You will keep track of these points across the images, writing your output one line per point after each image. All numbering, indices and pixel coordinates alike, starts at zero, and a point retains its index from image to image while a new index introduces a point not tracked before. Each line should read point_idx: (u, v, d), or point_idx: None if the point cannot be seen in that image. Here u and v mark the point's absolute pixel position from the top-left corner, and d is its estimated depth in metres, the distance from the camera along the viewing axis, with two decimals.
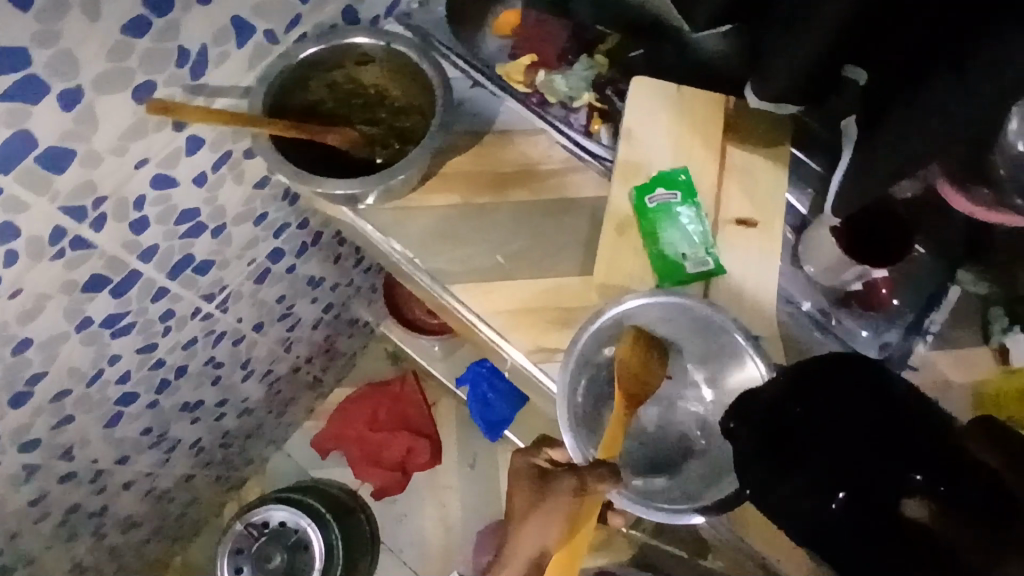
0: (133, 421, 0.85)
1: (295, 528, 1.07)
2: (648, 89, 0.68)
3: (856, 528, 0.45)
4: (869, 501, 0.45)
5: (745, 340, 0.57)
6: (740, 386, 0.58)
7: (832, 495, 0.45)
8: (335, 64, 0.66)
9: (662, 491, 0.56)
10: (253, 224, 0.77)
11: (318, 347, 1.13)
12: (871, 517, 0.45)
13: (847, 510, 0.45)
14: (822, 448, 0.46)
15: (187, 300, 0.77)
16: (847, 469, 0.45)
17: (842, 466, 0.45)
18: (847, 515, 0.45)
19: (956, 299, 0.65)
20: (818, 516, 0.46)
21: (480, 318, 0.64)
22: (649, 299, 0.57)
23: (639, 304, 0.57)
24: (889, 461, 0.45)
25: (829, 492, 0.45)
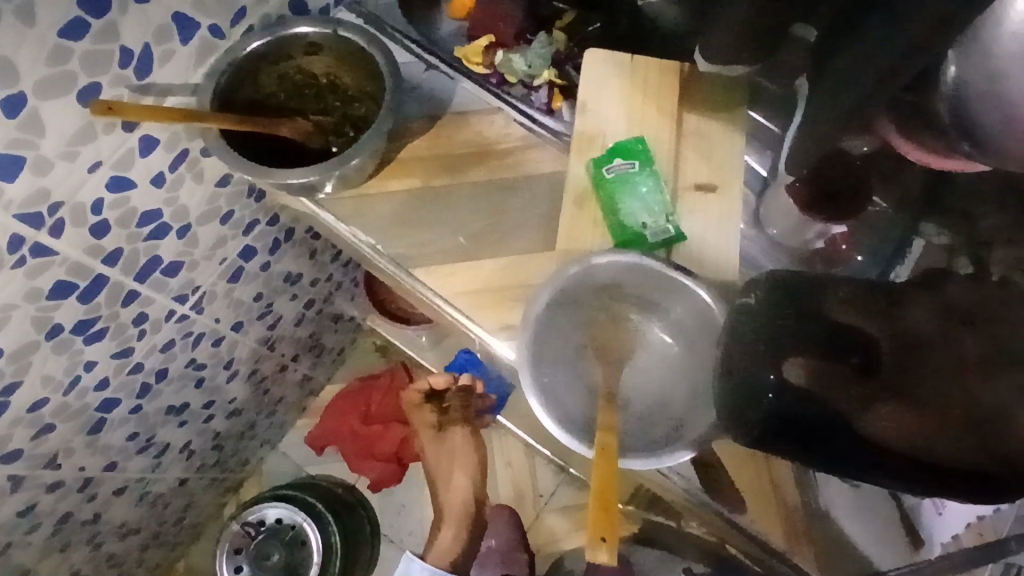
0: (116, 427, 0.85)
1: (290, 524, 1.08)
2: (602, 60, 0.68)
3: (789, 405, 0.49)
4: (801, 381, 0.49)
5: (699, 287, 0.56)
6: (703, 334, 0.58)
7: (768, 378, 0.50)
8: (284, 55, 0.65)
9: (635, 438, 0.55)
10: (219, 223, 0.77)
11: (302, 345, 1.12)
12: (799, 403, 0.49)
13: (782, 392, 0.50)
14: (762, 338, 0.51)
15: (158, 303, 0.77)
16: (781, 354, 0.51)
17: (780, 354, 0.51)
18: (790, 397, 0.49)
19: (920, 251, 0.65)
20: (761, 408, 0.51)
21: (445, 300, 0.63)
22: (596, 261, 0.57)
23: (581, 271, 0.57)
24: (796, 344, 0.50)
25: (760, 385, 0.51)
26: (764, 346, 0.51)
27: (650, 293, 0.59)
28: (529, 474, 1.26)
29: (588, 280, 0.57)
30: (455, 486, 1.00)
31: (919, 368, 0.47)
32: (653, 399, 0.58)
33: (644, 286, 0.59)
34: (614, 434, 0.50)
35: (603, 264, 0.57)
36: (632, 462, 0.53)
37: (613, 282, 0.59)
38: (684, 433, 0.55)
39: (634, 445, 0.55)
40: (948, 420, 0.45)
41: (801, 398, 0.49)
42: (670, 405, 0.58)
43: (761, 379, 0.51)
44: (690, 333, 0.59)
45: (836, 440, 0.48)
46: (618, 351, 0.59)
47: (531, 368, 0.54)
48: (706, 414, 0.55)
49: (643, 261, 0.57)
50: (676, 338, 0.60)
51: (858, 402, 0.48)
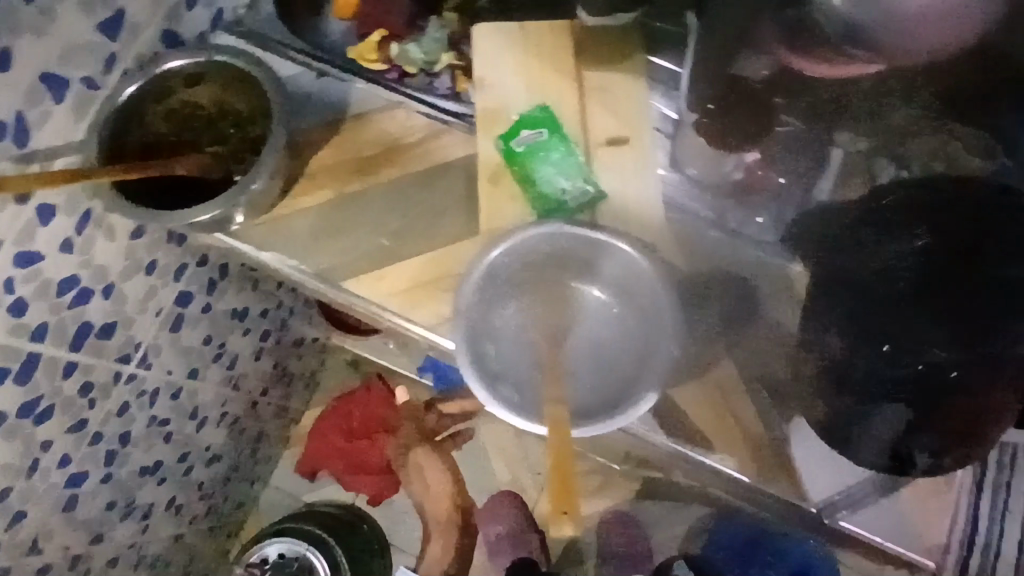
0: (92, 499, 0.84)
1: (294, 556, 1.06)
2: (492, 34, 0.67)
3: (894, 371, 0.55)
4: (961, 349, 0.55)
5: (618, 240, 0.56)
6: (636, 286, 0.57)
7: (875, 349, 0.56)
8: (166, 92, 0.63)
9: (589, 404, 0.55)
10: (146, 274, 0.75)
11: (269, 377, 1.11)
12: (895, 363, 0.55)
13: (883, 358, 0.56)
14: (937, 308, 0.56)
15: (102, 368, 0.75)
16: (896, 324, 0.56)
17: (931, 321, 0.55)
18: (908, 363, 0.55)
19: (842, 159, 0.64)
20: (866, 358, 0.56)
21: (380, 307, 0.62)
22: (510, 242, 0.56)
23: (500, 252, 0.56)
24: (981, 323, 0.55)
25: (872, 343, 0.56)
26: (884, 318, 0.56)
27: (577, 257, 0.58)
28: (522, 457, 1.26)
29: (516, 252, 0.57)
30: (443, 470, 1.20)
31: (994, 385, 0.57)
32: (602, 362, 0.58)
33: (570, 252, 0.58)
34: (561, 409, 0.50)
35: (526, 238, 0.56)
36: (584, 429, 0.53)
37: (543, 254, 0.58)
38: (633, 390, 0.54)
39: (581, 411, 0.55)
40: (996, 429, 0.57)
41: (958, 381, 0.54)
42: (620, 366, 0.57)
43: (900, 337, 0.56)
44: (626, 290, 0.58)
45: (901, 401, 0.55)
46: (559, 320, 0.59)
47: (469, 355, 0.54)
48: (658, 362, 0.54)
49: (566, 228, 0.56)
50: (612, 297, 0.59)
51: (916, 392, 0.55)
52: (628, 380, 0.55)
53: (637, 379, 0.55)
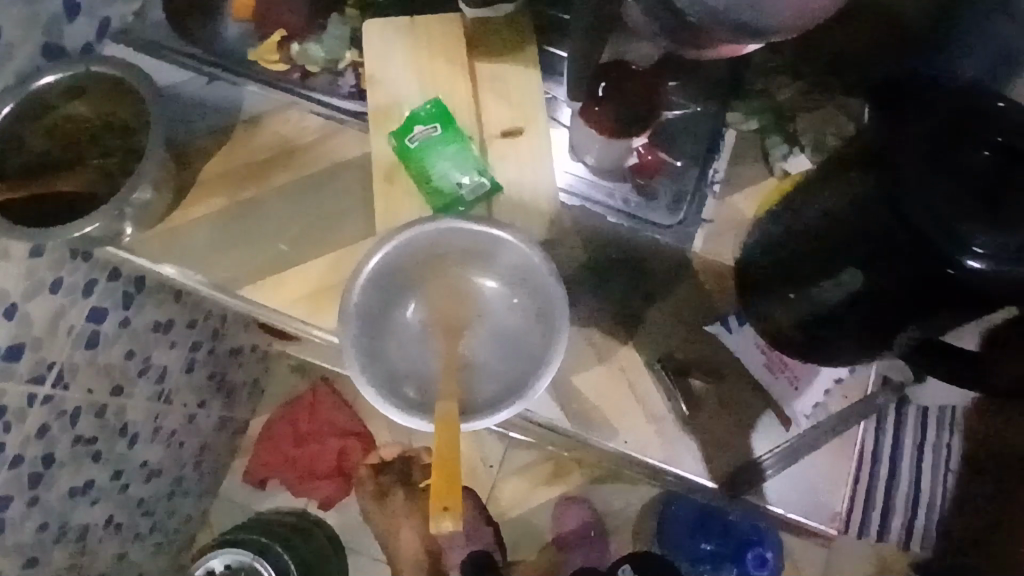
0: (20, 524, 0.82)
1: (242, 565, 1.03)
2: (381, 30, 0.66)
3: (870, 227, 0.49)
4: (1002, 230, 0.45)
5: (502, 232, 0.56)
6: (526, 274, 0.57)
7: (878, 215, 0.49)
8: (43, 108, 0.60)
9: (485, 396, 0.56)
10: (50, 293, 0.74)
11: (206, 388, 1.10)
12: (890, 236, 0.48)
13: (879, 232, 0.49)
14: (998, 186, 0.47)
15: (14, 392, 0.74)
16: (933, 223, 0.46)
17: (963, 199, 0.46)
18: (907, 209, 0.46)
19: (733, 141, 0.70)
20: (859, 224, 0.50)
21: (279, 312, 0.62)
22: (394, 242, 0.56)
23: (387, 251, 0.56)
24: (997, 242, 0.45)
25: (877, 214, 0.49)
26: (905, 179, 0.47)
27: (468, 250, 0.58)
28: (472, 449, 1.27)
29: (406, 247, 0.57)
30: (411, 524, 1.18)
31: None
32: (500, 351, 0.59)
33: (461, 245, 0.58)
34: (450, 404, 0.51)
35: (413, 235, 0.56)
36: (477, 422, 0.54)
37: (436, 248, 0.58)
38: (524, 381, 0.55)
39: (476, 403, 0.55)
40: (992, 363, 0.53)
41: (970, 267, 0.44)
42: (516, 355, 0.58)
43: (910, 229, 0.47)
44: (519, 279, 0.58)
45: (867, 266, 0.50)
46: (457, 313, 0.59)
47: (359, 355, 0.54)
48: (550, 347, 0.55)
49: (452, 224, 0.56)
50: (508, 287, 0.59)
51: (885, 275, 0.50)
52: (521, 372, 0.56)
53: (527, 370, 0.56)
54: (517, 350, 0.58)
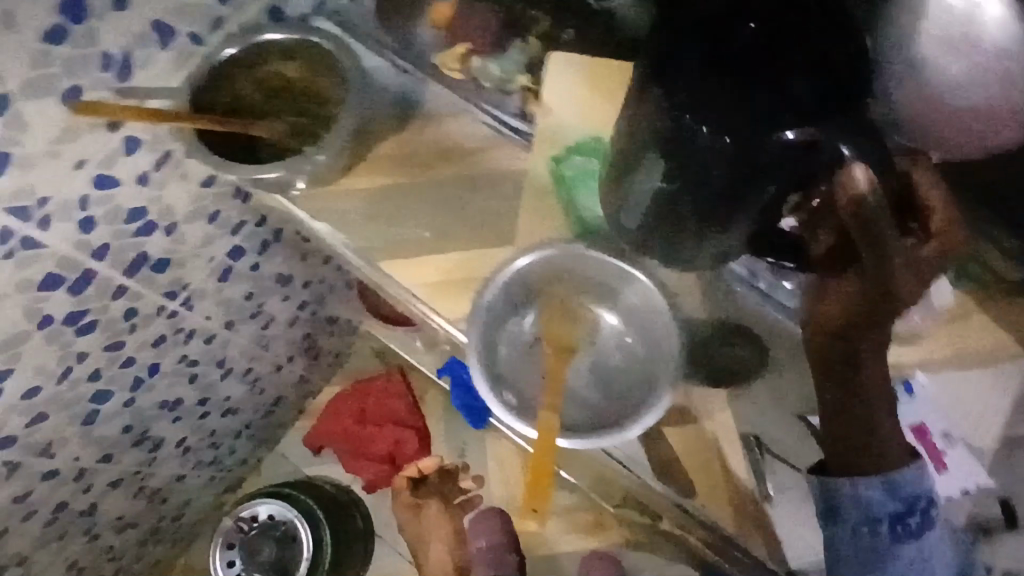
0: (111, 418, 0.89)
1: (282, 520, 1.10)
2: (564, 64, 0.70)
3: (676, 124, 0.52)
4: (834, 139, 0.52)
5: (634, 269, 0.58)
6: (645, 315, 0.59)
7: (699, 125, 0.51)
8: (259, 61, 0.68)
9: (584, 421, 0.57)
10: (206, 222, 0.81)
11: (298, 346, 1.16)
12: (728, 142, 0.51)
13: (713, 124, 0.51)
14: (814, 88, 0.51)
15: (148, 299, 0.81)
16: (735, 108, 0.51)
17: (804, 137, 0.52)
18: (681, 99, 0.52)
19: None
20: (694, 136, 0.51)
21: (409, 292, 0.66)
22: (533, 257, 0.59)
23: (521, 265, 0.59)
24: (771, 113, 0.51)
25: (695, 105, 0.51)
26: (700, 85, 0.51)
27: (598, 280, 0.61)
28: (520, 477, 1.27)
29: (539, 266, 0.60)
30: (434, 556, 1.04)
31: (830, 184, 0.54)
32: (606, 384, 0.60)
33: (593, 274, 0.60)
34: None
35: (551, 254, 0.59)
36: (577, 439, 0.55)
37: (567, 272, 0.61)
38: (626, 416, 0.56)
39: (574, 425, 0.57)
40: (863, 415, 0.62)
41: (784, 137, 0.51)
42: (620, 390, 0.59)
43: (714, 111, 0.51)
44: (638, 320, 0.60)
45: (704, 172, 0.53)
46: (573, 336, 0.61)
47: (479, 355, 0.58)
48: (659, 390, 0.57)
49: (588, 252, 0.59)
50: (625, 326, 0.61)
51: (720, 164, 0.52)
52: (622, 409, 0.57)
53: (631, 406, 0.56)
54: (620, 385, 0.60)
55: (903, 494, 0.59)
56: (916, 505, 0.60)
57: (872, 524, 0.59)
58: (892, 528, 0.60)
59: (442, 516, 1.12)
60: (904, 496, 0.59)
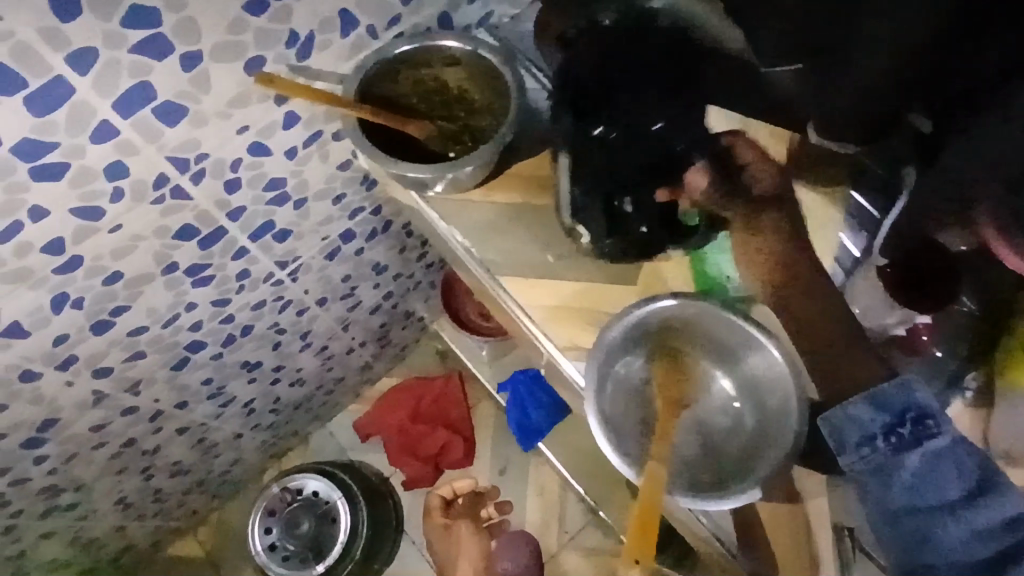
0: (196, 369, 0.91)
1: (325, 499, 1.11)
2: None
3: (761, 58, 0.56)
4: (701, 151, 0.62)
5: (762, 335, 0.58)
6: (762, 382, 0.59)
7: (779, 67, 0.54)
8: (423, 62, 0.70)
9: (688, 480, 0.56)
10: (330, 202, 0.83)
11: (373, 333, 1.19)
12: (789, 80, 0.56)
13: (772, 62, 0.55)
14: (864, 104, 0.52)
15: (261, 264, 0.83)
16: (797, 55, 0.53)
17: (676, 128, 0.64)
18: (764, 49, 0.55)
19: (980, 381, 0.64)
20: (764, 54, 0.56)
21: (523, 311, 0.68)
22: (666, 305, 0.59)
23: (650, 310, 0.59)
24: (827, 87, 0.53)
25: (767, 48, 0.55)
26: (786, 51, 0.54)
27: (720, 340, 0.60)
28: (557, 506, 1.27)
29: (666, 315, 0.60)
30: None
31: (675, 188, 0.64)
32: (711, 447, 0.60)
33: (717, 333, 0.60)
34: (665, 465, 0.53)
35: (683, 306, 0.59)
36: (682, 498, 0.54)
37: (691, 325, 0.60)
38: (735, 482, 0.55)
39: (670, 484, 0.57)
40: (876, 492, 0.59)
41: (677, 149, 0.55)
42: (725, 454, 0.59)
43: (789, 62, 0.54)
44: (753, 387, 0.60)
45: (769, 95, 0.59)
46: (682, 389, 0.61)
47: (594, 392, 0.58)
48: (770, 462, 0.55)
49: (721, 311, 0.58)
50: (738, 391, 0.61)
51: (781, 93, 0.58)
52: (730, 477, 0.56)
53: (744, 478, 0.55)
54: (725, 448, 0.59)
55: (892, 407, 0.54)
56: (907, 417, 0.53)
57: (867, 441, 0.53)
58: (890, 443, 0.53)
59: (470, 536, 1.14)
60: (893, 409, 0.53)
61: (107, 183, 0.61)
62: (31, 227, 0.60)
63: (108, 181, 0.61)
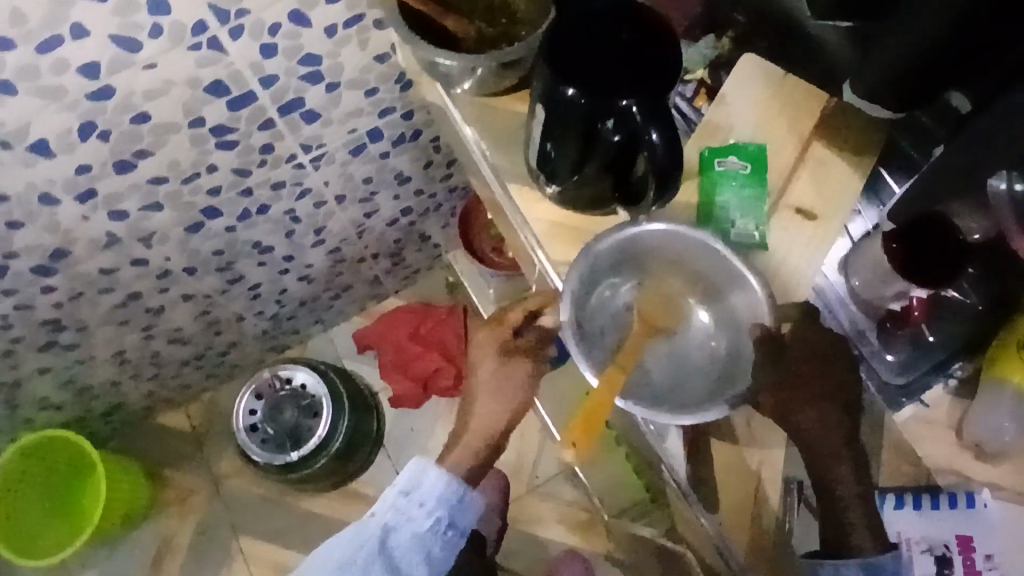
0: (209, 237, 0.93)
1: (311, 393, 1.14)
2: (754, 67, 0.69)
3: None
4: (657, 99, 0.55)
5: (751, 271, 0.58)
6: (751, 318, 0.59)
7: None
8: None
9: (653, 392, 0.57)
10: (362, 94, 0.84)
11: (386, 246, 1.21)
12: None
13: None
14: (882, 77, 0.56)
15: (286, 142, 0.85)
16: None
17: (625, 58, 0.58)
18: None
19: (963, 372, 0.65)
20: None
21: (526, 223, 0.68)
22: (663, 228, 0.59)
23: (643, 230, 0.59)
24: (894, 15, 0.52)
25: None
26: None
27: (710, 275, 0.61)
28: (534, 453, 1.28)
29: (657, 237, 0.59)
30: (473, 380, 0.76)
31: (627, 154, 0.57)
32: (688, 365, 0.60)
33: (707, 265, 0.60)
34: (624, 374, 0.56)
35: (679, 232, 0.59)
36: (634, 406, 0.55)
37: (681, 256, 0.61)
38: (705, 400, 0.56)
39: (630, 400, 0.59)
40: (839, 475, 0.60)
41: (650, 135, 0.55)
42: (690, 379, 0.59)
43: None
44: (732, 326, 0.60)
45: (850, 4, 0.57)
46: (663, 315, 0.62)
47: (572, 299, 0.58)
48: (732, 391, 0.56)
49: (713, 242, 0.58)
50: (713, 323, 0.62)
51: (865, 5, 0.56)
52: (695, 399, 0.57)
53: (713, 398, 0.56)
54: (693, 373, 0.60)
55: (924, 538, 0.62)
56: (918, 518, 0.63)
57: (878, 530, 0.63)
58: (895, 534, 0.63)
59: None
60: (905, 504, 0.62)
61: (148, 17, 0.62)
62: (71, 45, 0.61)
63: (149, 16, 0.62)
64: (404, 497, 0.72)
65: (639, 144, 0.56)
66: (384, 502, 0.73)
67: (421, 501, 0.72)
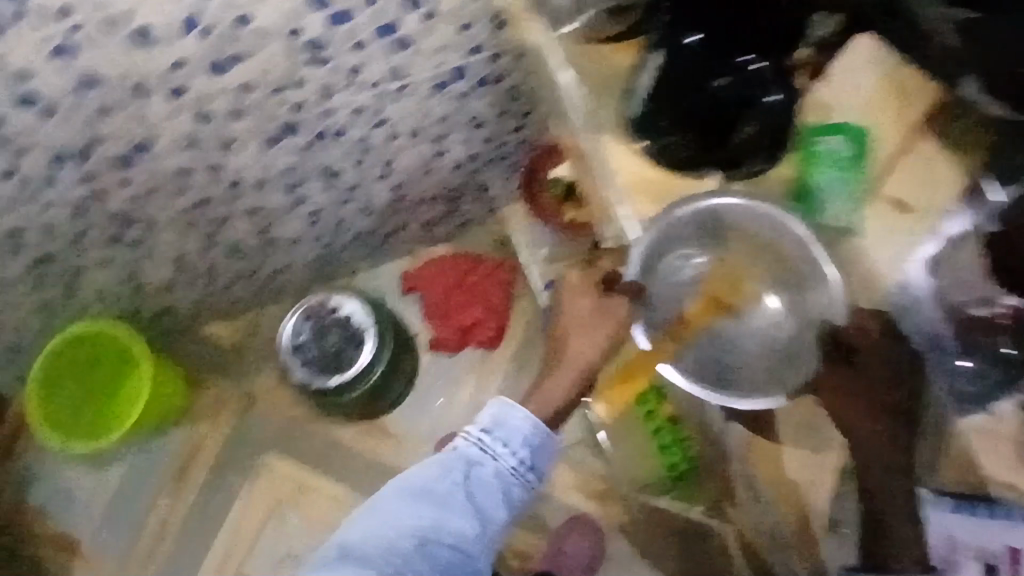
0: (284, 154, 0.93)
1: (357, 326, 1.15)
2: (868, 51, 0.74)
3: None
4: (778, 65, 0.72)
5: (815, 244, 0.72)
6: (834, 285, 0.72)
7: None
8: None
9: (702, 370, 0.75)
10: (458, 29, 0.83)
11: (446, 190, 1.21)
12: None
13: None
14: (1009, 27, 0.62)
15: (375, 67, 0.85)
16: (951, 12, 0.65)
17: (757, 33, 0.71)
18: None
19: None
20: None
21: (612, 183, 0.77)
22: (739, 200, 0.72)
23: (724, 202, 0.72)
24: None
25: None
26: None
27: (772, 264, 0.77)
28: None
29: (735, 215, 0.73)
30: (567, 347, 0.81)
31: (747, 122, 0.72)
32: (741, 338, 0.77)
33: (784, 250, 0.75)
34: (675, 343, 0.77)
35: (763, 211, 0.72)
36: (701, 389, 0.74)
37: (766, 238, 0.74)
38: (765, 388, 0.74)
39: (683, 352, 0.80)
40: (881, 450, 0.76)
41: (769, 99, 0.72)
42: (739, 353, 0.77)
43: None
44: (796, 307, 0.76)
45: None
46: (733, 295, 0.79)
47: (642, 253, 0.74)
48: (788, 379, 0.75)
49: (788, 216, 0.72)
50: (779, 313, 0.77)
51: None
52: (763, 377, 0.75)
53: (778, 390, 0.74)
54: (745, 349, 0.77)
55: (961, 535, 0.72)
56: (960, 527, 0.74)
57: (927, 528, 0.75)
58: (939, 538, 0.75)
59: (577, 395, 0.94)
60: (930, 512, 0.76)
61: None
62: None
63: None
64: (484, 431, 0.77)
65: (751, 107, 0.72)
66: (465, 437, 0.77)
67: (505, 440, 0.76)
